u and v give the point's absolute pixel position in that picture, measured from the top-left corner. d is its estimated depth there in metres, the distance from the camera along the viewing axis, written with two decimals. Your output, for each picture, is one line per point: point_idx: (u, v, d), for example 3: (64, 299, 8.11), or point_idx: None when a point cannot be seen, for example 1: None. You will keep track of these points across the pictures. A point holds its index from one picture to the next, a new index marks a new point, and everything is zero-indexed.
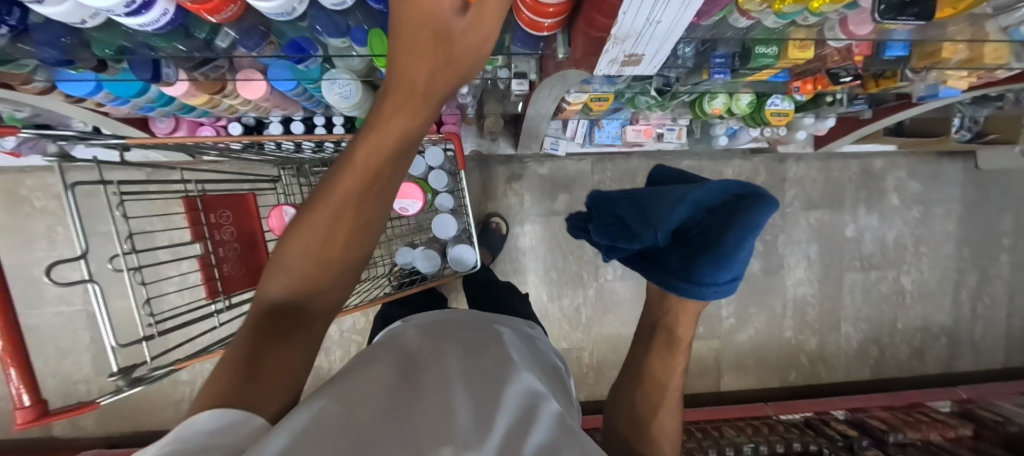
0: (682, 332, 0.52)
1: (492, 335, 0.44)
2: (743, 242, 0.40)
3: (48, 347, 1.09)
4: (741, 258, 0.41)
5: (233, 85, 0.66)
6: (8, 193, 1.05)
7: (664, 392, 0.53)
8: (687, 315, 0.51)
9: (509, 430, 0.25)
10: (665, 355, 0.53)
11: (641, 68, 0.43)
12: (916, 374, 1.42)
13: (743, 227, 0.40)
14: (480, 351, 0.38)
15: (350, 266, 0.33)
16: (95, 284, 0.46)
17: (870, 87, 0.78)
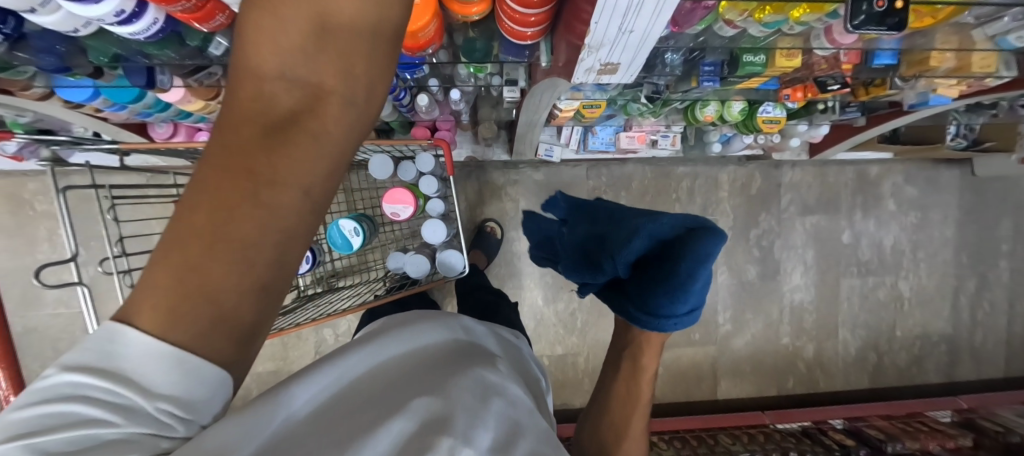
0: (646, 364, 0.54)
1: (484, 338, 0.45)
2: (699, 278, 0.43)
3: (45, 349, 1.10)
4: (698, 293, 0.45)
5: (227, 92, 0.66)
6: (10, 196, 1.07)
7: (631, 421, 0.55)
8: (653, 347, 0.53)
9: (502, 425, 0.29)
10: (629, 387, 0.55)
11: (618, 77, 0.43)
12: (916, 381, 1.41)
13: (697, 264, 0.43)
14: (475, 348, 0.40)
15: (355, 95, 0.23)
16: (84, 288, 0.46)
17: (861, 96, 0.78)
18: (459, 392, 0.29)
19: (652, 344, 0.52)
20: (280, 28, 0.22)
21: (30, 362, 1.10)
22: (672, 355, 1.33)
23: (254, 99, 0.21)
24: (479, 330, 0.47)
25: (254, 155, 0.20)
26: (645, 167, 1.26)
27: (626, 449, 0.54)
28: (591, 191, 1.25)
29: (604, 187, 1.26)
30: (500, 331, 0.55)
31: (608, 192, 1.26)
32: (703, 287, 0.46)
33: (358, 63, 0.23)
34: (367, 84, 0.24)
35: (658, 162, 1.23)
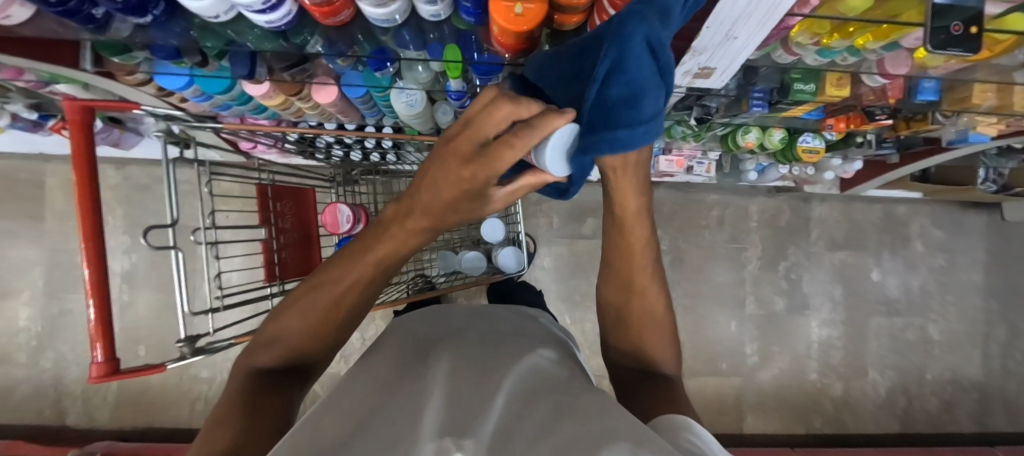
0: (634, 247, 0.42)
1: (509, 348, 0.44)
2: (633, 61, 0.24)
3: (77, 333, 1.10)
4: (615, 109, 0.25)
5: (309, 89, 0.71)
6: (69, 182, 1.11)
7: (647, 318, 0.46)
8: (628, 196, 0.37)
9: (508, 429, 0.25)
10: (627, 275, 0.45)
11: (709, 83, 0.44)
12: (948, 430, 1.36)
13: (625, 41, 0.24)
14: (478, 366, 0.37)
15: (324, 336, 0.41)
16: (178, 252, 0.49)
17: (901, 130, 0.81)
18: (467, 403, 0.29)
19: (630, 191, 0.37)
20: (291, 318, 0.40)
21: (60, 346, 1.10)
22: (696, 384, 1.29)
23: (268, 350, 0.39)
24: (488, 343, 0.44)
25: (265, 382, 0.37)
26: (677, 193, 1.27)
27: (654, 352, 0.46)
28: None
29: None
30: (511, 311, 0.62)
31: None
32: (644, 84, 0.25)
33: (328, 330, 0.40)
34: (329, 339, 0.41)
35: (689, 188, 1.26)
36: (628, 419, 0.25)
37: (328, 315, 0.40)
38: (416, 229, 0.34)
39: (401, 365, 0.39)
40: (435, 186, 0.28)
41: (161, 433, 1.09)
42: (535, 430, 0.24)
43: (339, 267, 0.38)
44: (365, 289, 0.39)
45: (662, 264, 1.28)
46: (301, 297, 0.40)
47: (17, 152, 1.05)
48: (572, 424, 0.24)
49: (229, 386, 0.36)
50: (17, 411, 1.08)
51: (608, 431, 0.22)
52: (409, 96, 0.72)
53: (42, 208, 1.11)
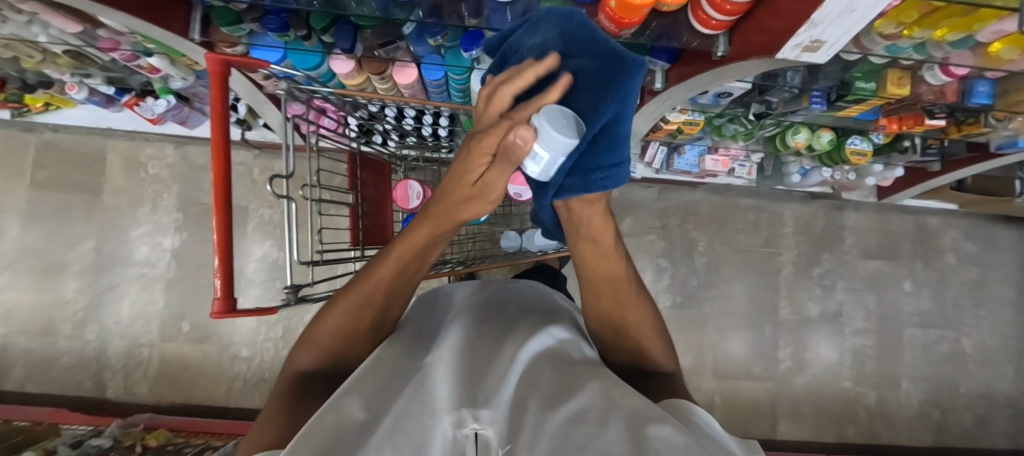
0: (609, 264, 0.41)
1: (525, 330, 0.43)
2: (630, 113, 0.27)
3: (124, 306, 1.12)
4: (602, 150, 0.27)
5: (392, 69, 0.74)
6: (129, 159, 1.15)
7: (642, 327, 0.45)
8: (597, 222, 0.37)
9: (533, 421, 0.25)
10: (606, 291, 0.43)
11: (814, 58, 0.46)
12: (982, 446, 1.34)
13: (626, 90, 0.26)
14: (490, 355, 0.37)
15: (359, 338, 0.40)
16: (291, 203, 0.51)
17: (951, 134, 0.84)
18: (484, 374, 0.33)
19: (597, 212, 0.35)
20: (323, 322, 0.39)
21: (105, 318, 1.11)
22: (731, 387, 1.28)
23: (303, 347, 0.39)
24: (503, 328, 0.44)
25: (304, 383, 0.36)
26: (715, 195, 1.29)
27: (650, 351, 0.45)
28: (661, 212, 1.28)
29: (672, 210, 1.29)
30: (526, 287, 0.64)
31: (676, 216, 1.29)
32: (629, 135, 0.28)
33: (358, 326, 0.39)
34: (358, 337, 0.39)
35: (727, 191, 1.28)
36: (624, 391, 0.29)
37: (359, 312, 0.39)
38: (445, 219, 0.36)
39: (422, 342, 0.42)
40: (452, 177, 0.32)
41: (199, 410, 1.09)
42: (544, 401, 0.28)
43: (378, 260, 0.39)
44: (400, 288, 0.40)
45: (698, 265, 1.30)
46: (336, 302, 0.40)
47: (85, 127, 1.09)
48: (579, 395, 0.28)
49: (275, 391, 0.36)
50: (57, 382, 1.08)
51: (607, 404, 0.26)
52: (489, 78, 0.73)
53: (100, 182, 1.14)
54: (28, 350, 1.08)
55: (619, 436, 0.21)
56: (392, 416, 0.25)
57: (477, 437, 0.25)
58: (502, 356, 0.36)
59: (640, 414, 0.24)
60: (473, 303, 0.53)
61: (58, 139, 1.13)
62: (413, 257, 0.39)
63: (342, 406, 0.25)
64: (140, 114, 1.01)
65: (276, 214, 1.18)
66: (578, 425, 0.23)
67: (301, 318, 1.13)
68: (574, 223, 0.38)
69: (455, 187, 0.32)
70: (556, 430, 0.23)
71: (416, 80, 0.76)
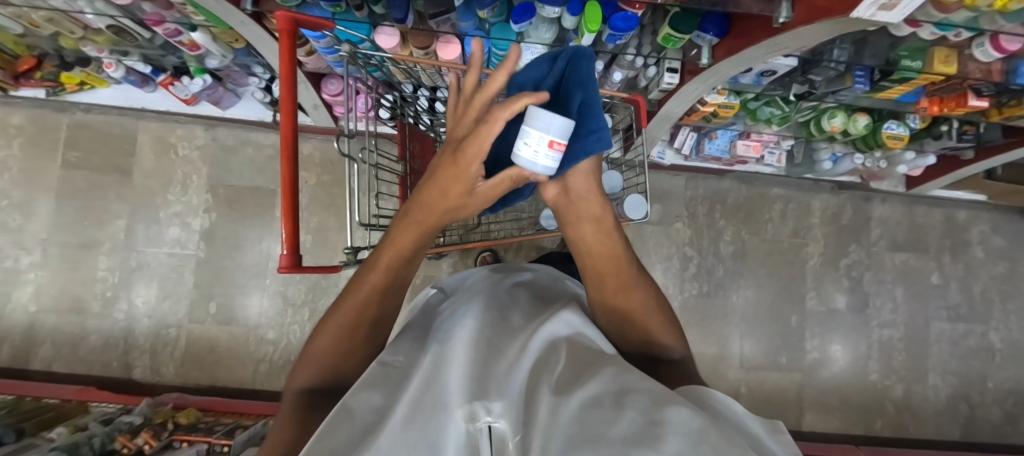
0: (608, 240, 0.42)
1: (530, 315, 0.40)
2: (591, 86, 0.41)
3: (153, 286, 1.12)
4: (587, 119, 0.39)
5: (435, 46, 0.74)
6: (160, 140, 1.16)
7: (646, 313, 0.42)
8: (592, 197, 0.41)
9: (549, 408, 0.21)
10: (603, 268, 0.42)
11: (889, 15, 0.46)
12: (1010, 442, 1.32)
13: (583, 78, 0.41)
14: (496, 339, 0.33)
15: (360, 347, 0.39)
16: (354, 164, 0.51)
17: (992, 117, 0.84)
18: (495, 357, 0.30)
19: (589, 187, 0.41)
20: (319, 338, 0.38)
21: (134, 299, 1.11)
22: (758, 376, 1.27)
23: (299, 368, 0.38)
24: (507, 311, 0.41)
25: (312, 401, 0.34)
26: (741, 185, 1.30)
27: (658, 336, 0.42)
28: (687, 201, 1.29)
29: (699, 199, 1.30)
30: (539, 272, 0.63)
31: (703, 204, 1.30)
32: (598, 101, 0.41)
33: (356, 335, 0.38)
34: (356, 346, 0.38)
35: (754, 181, 1.29)
36: (637, 376, 0.25)
37: (355, 321, 0.38)
38: (419, 233, 0.40)
39: (430, 331, 0.40)
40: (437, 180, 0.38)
41: (226, 391, 1.09)
42: (558, 387, 0.25)
43: (360, 279, 0.39)
44: (384, 299, 0.40)
45: (724, 254, 1.30)
46: (331, 317, 0.39)
47: (118, 107, 1.10)
48: (592, 378, 0.25)
49: (279, 413, 0.34)
50: (85, 361, 1.09)
51: (623, 388, 0.22)
52: (534, 54, 0.74)
53: (131, 163, 1.15)
54: (58, 328, 1.10)
55: (639, 419, 0.17)
56: (402, 408, 0.24)
57: (491, 430, 0.21)
58: (513, 338, 0.34)
59: (659, 397, 0.20)
60: (481, 285, 0.52)
61: (92, 119, 1.14)
62: (402, 261, 0.40)
63: (351, 414, 0.24)
64: (175, 94, 1.01)
65: (305, 198, 1.18)
66: (595, 414, 0.19)
67: (328, 300, 1.13)
68: (571, 202, 0.42)
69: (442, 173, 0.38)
70: (571, 419, 0.19)
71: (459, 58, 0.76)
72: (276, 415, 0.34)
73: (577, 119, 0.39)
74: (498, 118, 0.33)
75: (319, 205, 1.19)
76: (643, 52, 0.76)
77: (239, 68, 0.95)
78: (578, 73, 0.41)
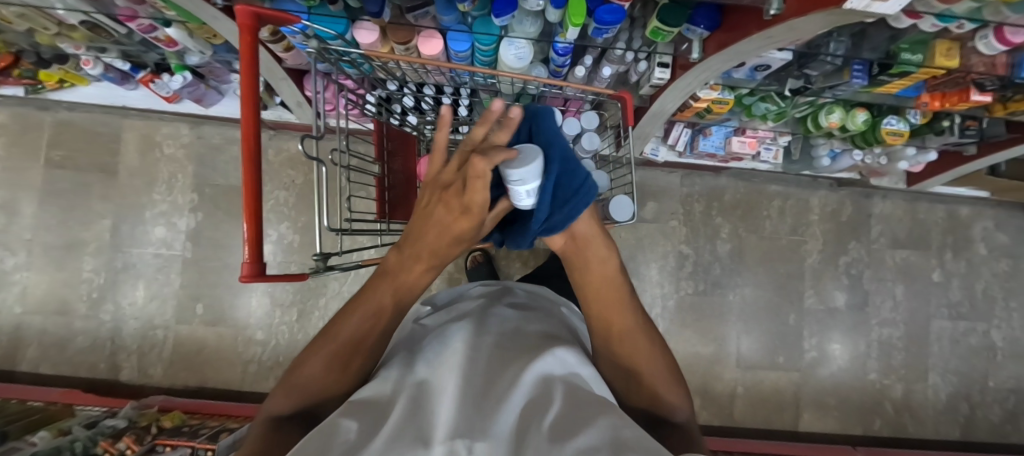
0: (611, 285, 0.42)
1: (531, 346, 0.39)
2: (556, 136, 0.40)
3: (140, 287, 1.11)
4: (568, 173, 0.39)
5: (416, 39, 0.72)
6: (144, 138, 1.14)
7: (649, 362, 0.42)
8: (596, 241, 0.42)
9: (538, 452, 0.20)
10: (604, 317, 0.42)
11: (885, 6, 0.42)
12: (1011, 441, 1.30)
13: (548, 131, 0.40)
14: (491, 378, 0.32)
15: (348, 379, 0.36)
16: (324, 167, 0.49)
17: (996, 112, 0.81)
18: (487, 392, 0.29)
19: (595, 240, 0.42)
20: (306, 364, 0.36)
21: (121, 299, 1.10)
22: (755, 376, 1.26)
23: (277, 392, 0.35)
24: (505, 341, 0.40)
25: (282, 434, 0.32)
26: (739, 182, 1.27)
27: (663, 394, 0.42)
28: (683, 199, 1.27)
29: (695, 196, 1.27)
30: (537, 294, 0.62)
31: (699, 201, 1.28)
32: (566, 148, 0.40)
33: (348, 366, 0.36)
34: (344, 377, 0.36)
35: (752, 178, 1.26)
36: (635, 432, 0.24)
37: (350, 351, 0.36)
38: (426, 272, 0.39)
39: (420, 354, 0.39)
40: (440, 224, 0.35)
41: (214, 393, 1.09)
42: (550, 430, 0.24)
43: (360, 305, 0.38)
44: (386, 331, 0.38)
45: (721, 252, 1.28)
46: (324, 340, 0.37)
47: (99, 105, 1.08)
48: (588, 426, 0.24)
49: (246, 439, 0.32)
50: (72, 362, 1.08)
51: (619, 442, 0.21)
52: (519, 49, 0.71)
53: (115, 162, 1.13)
54: (45, 329, 1.09)
55: None
56: (385, 434, 0.23)
57: None
58: (507, 369, 0.33)
59: None
60: (475, 307, 0.51)
61: (74, 117, 1.12)
62: (404, 294, 0.39)
63: (334, 434, 0.24)
64: (156, 91, 0.99)
65: (292, 196, 1.16)
66: None
67: (318, 301, 1.12)
68: (577, 250, 0.43)
69: (442, 218, 0.34)
70: None
71: (442, 52, 0.74)
72: (244, 441, 0.32)
73: (559, 175, 0.39)
74: (482, 170, 0.27)
75: (307, 203, 1.17)
76: (634, 47, 0.74)
77: (220, 64, 0.92)
78: (545, 124, 0.40)
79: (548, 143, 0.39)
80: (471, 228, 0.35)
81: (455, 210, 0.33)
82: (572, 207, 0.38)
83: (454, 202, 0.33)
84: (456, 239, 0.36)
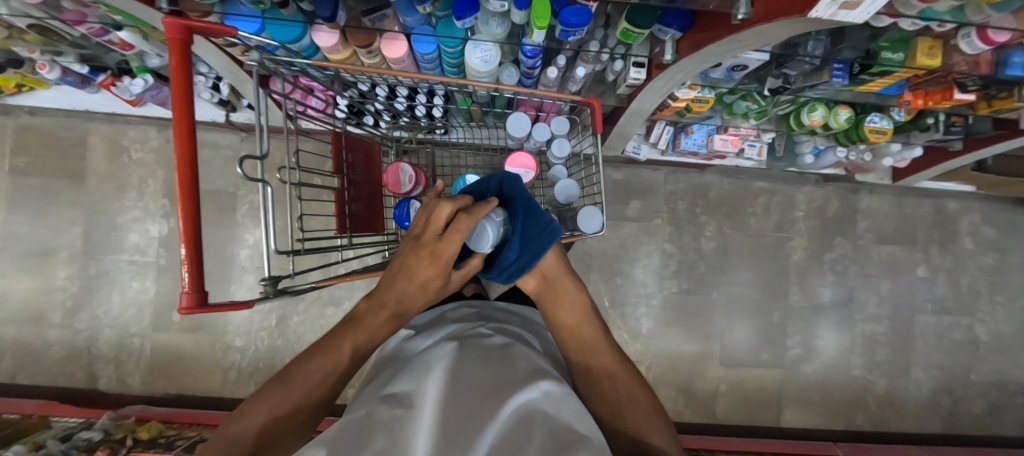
0: (579, 320, 0.50)
1: (510, 376, 0.37)
2: (519, 190, 0.48)
3: (114, 295, 1.09)
4: (533, 220, 0.46)
5: (379, 42, 0.68)
6: (112, 142, 1.10)
7: (624, 390, 0.43)
8: (562, 280, 0.52)
9: None
10: (581, 346, 0.48)
11: (853, 14, 0.39)
12: (993, 433, 1.32)
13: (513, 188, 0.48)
14: (469, 409, 0.30)
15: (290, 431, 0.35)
16: (268, 188, 0.47)
17: (980, 110, 0.79)
18: (463, 427, 0.27)
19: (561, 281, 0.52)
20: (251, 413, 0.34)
21: (95, 307, 1.09)
22: (738, 374, 1.26)
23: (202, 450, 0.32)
24: (485, 369, 0.38)
25: None
26: (724, 178, 1.26)
27: (648, 427, 0.40)
28: (668, 196, 1.25)
29: (680, 193, 1.26)
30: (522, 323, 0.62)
31: (684, 199, 1.26)
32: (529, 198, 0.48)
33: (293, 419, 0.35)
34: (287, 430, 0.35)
35: (737, 174, 1.24)
36: None
37: (300, 402, 0.36)
38: (388, 322, 0.43)
39: (395, 387, 0.36)
40: (408, 274, 0.42)
41: (195, 401, 1.08)
42: None
43: (319, 353, 0.39)
44: (337, 382, 0.39)
45: (706, 250, 1.27)
46: (274, 388, 0.36)
47: (62, 109, 1.04)
48: None
49: None
50: (49, 372, 1.07)
51: None
52: (484, 51, 0.68)
53: (83, 167, 1.10)
54: (19, 338, 1.07)
55: None
56: None
57: None
58: (488, 400, 0.31)
59: None
60: (454, 333, 0.50)
61: (38, 121, 1.08)
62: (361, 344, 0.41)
63: None
64: (118, 95, 0.96)
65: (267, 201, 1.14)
66: None
67: (298, 307, 1.11)
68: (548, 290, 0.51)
69: (414, 269, 0.42)
70: None
71: (407, 55, 0.70)
72: None
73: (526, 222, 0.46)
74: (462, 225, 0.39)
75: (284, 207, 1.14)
76: (608, 46, 0.72)
77: None
78: (512, 184, 0.48)
79: (514, 198, 0.47)
80: (437, 278, 0.42)
81: (424, 262, 0.41)
82: (538, 247, 0.46)
83: (426, 256, 0.41)
84: (422, 291, 0.43)
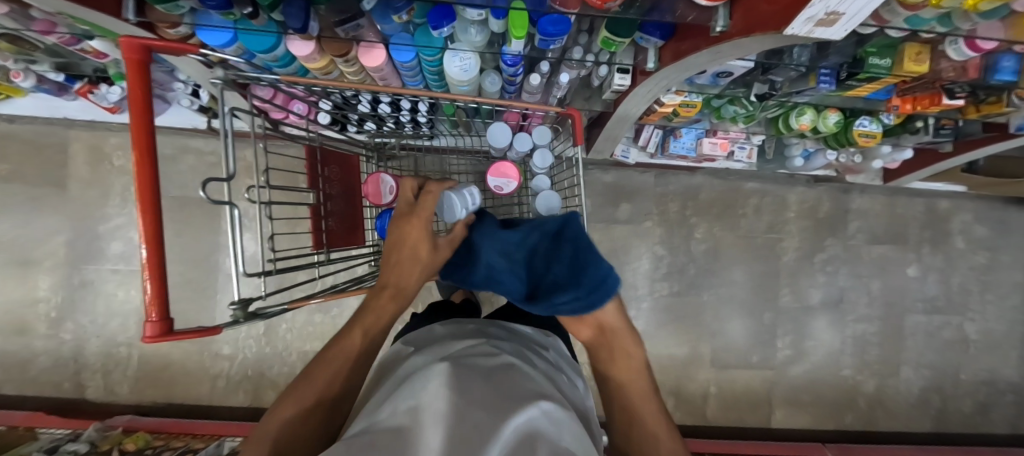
0: (633, 376, 0.53)
1: (517, 390, 0.33)
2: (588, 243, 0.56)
3: (99, 305, 1.08)
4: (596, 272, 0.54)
5: (356, 51, 0.67)
6: (93, 149, 1.09)
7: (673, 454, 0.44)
8: (625, 336, 0.55)
9: None
10: (627, 397, 0.51)
11: (831, 31, 0.38)
12: (982, 431, 1.33)
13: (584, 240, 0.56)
14: (471, 414, 0.26)
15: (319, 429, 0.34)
16: (235, 210, 0.45)
17: (970, 114, 0.78)
18: (461, 434, 0.23)
19: (621, 334, 0.55)
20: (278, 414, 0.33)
21: (80, 317, 1.08)
22: (728, 375, 1.27)
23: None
24: (491, 381, 0.35)
25: None
26: (715, 180, 1.25)
27: None
28: (658, 198, 1.24)
29: (670, 195, 1.25)
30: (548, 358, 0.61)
31: (675, 201, 1.25)
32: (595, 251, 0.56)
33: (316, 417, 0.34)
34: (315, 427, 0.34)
35: (728, 175, 1.23)
36: None
37: (319, 398, 0.35)
38: (391, 300, 0.47)
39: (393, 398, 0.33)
40: (401, 244, 0.49)
41: (184, 409, 1.08)
42: None
43: (324, 357, 0.39)
44: (348, 381, 0.38)
45: (697, 252, 1.26)
46: (295, 389, 0.36)
47: (39, 117, 1.02)
48: None
49: None
50: (36, 382, 1.07)
51: None
52: (463, 60, 0.67)
53: (64, 175, 1.08)
54: (4, 349, 1.06)
55: None
56: None
57: None
58: (491, 409, 0.28)
59: None
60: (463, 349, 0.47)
61: (16, 129, 1.06)
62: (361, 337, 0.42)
63: None
64: (96, 102, 0.94)
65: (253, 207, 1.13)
66: None
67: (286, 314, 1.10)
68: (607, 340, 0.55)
69: (401, 240, 0.49)
70: None
71: (385, 63, 0.69)
72: None
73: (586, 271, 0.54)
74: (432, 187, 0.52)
75: None
76: (592, 51, 0.70)
77: None
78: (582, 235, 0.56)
79: (587, 249, 0.55)
80: (425, 239, 0.50)
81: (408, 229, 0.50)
82: (594, 300, 0.52)
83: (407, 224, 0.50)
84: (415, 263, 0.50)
